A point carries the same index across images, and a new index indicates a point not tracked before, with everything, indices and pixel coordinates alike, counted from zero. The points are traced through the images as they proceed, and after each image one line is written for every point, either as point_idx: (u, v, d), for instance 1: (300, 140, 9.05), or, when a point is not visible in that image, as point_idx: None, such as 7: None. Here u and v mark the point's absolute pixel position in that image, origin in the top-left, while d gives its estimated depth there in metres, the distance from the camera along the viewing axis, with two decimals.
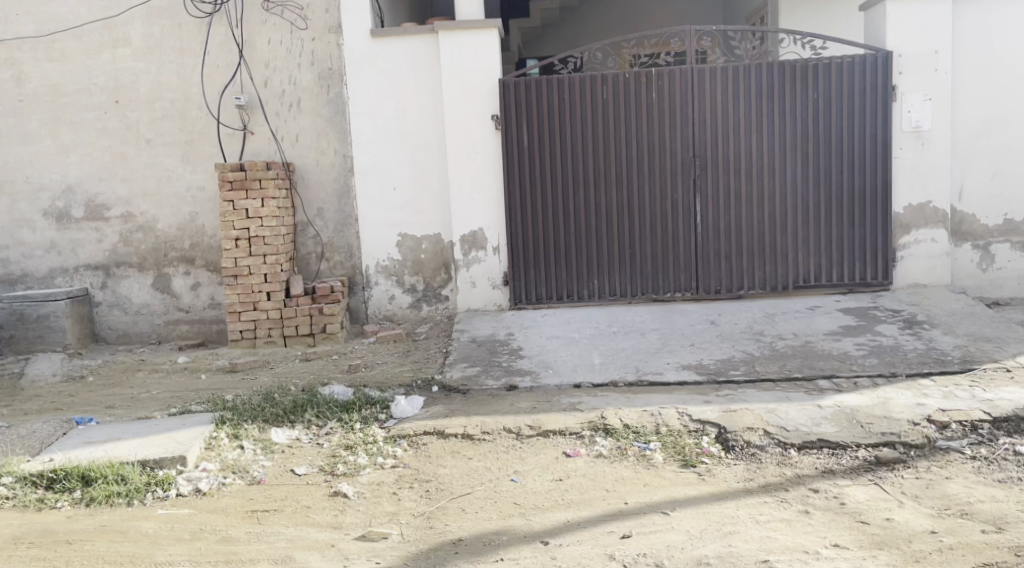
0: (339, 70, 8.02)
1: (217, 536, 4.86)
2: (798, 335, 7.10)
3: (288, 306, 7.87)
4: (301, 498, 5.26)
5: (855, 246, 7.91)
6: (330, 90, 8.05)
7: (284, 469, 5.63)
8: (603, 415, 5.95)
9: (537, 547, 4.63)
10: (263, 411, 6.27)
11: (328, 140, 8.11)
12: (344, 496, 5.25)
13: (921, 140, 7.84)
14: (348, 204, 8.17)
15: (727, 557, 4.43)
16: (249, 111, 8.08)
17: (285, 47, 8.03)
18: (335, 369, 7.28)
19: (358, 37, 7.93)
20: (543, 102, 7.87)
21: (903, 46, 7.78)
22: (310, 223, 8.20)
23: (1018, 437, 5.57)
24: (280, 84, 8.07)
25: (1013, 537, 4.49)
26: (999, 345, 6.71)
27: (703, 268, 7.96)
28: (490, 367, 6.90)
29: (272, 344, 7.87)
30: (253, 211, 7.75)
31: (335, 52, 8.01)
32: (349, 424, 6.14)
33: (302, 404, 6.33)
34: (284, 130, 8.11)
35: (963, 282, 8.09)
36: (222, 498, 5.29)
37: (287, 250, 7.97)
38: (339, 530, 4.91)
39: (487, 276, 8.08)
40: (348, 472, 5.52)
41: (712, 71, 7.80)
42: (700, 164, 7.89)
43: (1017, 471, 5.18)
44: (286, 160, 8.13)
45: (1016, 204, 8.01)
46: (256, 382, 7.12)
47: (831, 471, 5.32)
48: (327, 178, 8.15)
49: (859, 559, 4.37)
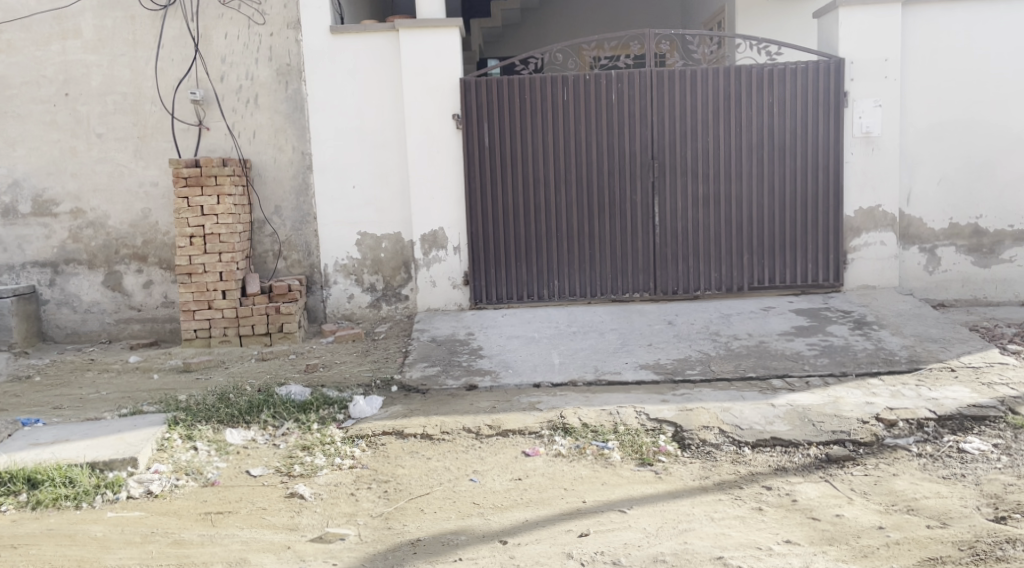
0: (297, 66, 7.97)
1: (170, 539, 4.81)
2: (753, 336, 7.19)
3: (244, 304, 7.80)
4: (256, 500, 5.23)
5: (809, 248, 8.04)
6: (289, 86, 7.98)
7: (239, 470, 5.60)
8: (562, 414, 5.99)
9: (494, 546, 4.65)
10: (217, 411, 6.22)
11: (286, 137, 8.04)
12: (301, 497, 5.23)
13: (871, 145, 7.97)
14: (306, 202, 8.11)
15: (682, 555, 4.47)
16: (205, 106, 8.00)
17: (242, 43, 7.96)
18: (291, 369, 7.22)
19: (318, 33, 7.89)
20: (503, 102, 7.90)
21: (855, 53, 7.92)
22: (267, 221, 8.13)
23: (962, 434, 5.69)
24: (237, 80, 7.99)
25: (959, 532, 4.59)
26: (944, 346, 6.85)
27: (661, 268, 8.04)
28: (450, 367, 6.90)
29: (226, 343, 7.79)
30: (209, 208, 7.67)
31: (294, 47, 7.95)
32: (306, 424, 6.11)
33: (258, 404, 6.29)
34: (241, 126, 8.04)
35: (911, 284, 8.20)
36: (174, 500, 5.24)
37: (244, 249, 7.90)
38: (294, 531, 4.89)
39: (448, 276, 8.09)
40: (305, 472, 5.50)
41: (671, 73, 7.88)
42: (659, 166, 7.96)
43: (961, 467, 5.29)
44: (243, 156, 8.06)
45: (962, 209, 8.10)
46: (210, 381, 7.06)
47: (783, 468, 5.39)
48: (285, 176, 8.09)
49: (810, 555, 4.45)
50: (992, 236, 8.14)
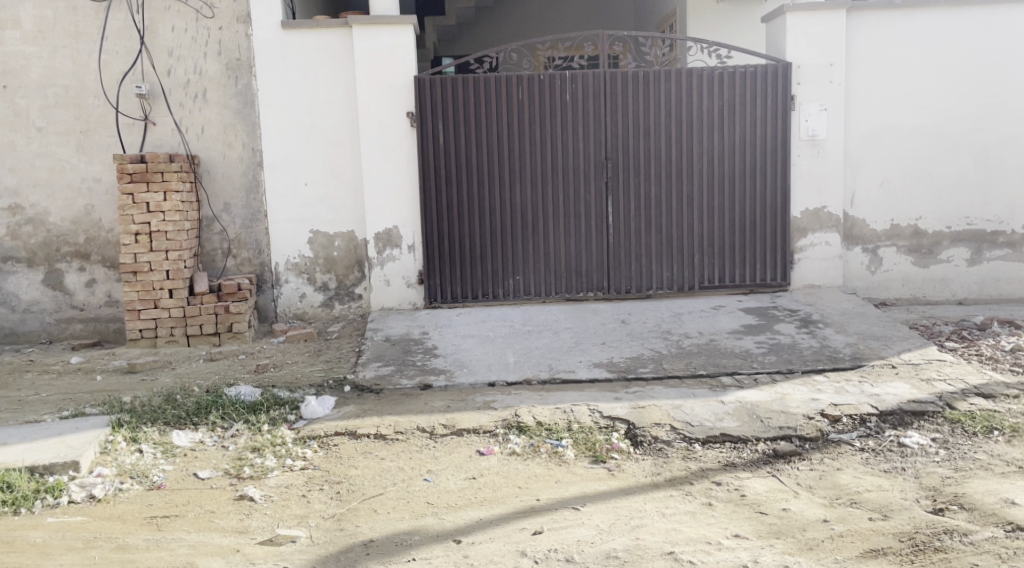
0: (247, 61, 7.89)
1: (113, 544, 4.76)
2: (703, 334, 7.27)
3: (192, 304, 7.70)
4: (204, 503, 5.18)
5: (758, 248, 8.16)
6: (238, 81, 7.90)
7: (186, 472, 5.53)
8: (517, 413, 6.02)
9: (449, 545, 4.66)
10: (164, 412, 6.14)
11: (235, 132, 7.96)
12: (250, 500, 5.18)
13: (817, 148, 8.12)
14: (256, 199, 8.04)
15: (634, 551, 4.52)
16: (151, 100, 7.89)
17: (190, 36, 7.86)
18: (241, 369, 7.15)
19: (269, 28, 7.83)
20: (457, 102, 7.90)
21: (801, 57, 8.05)
22: (216, 218, 8.04)
23: (902, 429, 5.81)
24: (184, 74, 7.89)
25: (899, 524, 4.69)
26: (885, 343, 6.99)
27: (615, 268, 8.11)
28: (404, 367, 6.89)
29: (173, 343, 7.68)
30: (156, 205, 7.56)
31: (243, 42, 7.87)
32: (256, 425, 6.05)
33: (207, 406, 6.22)
34: (189, 122, 7.94)
35: (854, 283, 8.36)
36: (118, 504, 5.17)
37: (191, 247, 7.80)
38: (244, 534, 4.85)
39: (402, 275, 8.07)
40: (256, 475, 5.46)
41: (624, 74, 7.94)
42: (612, 166, 8.02)
43: (902, 461, 5.40)
44: (191, 152, 7.95)
45: (903, 210, 8.27)
46: (157, 382, 6.97)
47: (732, 464, 5.46)
48: (234, 172, 8.01)
49: (757, 548, 4.52)
50: (931, 237, 8.32)
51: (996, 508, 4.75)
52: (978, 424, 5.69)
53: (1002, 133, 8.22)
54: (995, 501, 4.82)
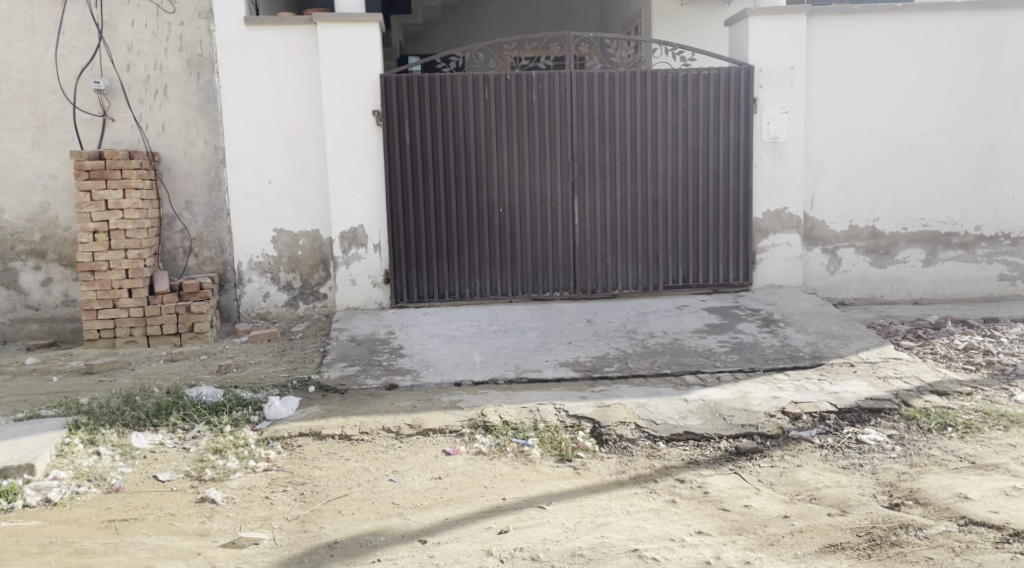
0: (210, 57, 7.82)
1: (69, 549, 4.70)
2: (667, 333, 7.33)
3: (152, 304, 7.61)
4: (164, 505, 5.13)
5: (722, 249, 8.24)
6: (200, 77, 7.83)
7: (146, 475, 5.47)
8: (483, 412, 6.04)
9: (414, 545, 4.66)
10: (123, 414, 6.07)
11: (197, 129, 7.89)
12: (212, 502, 5.14)
13: (779, 150, 8.21)
14: (218, 198, 7.97)
15: (599, 548, 4.55)
16: (109, 96, 7.79)
17: (151, 31, 7.77)
18: (202, 369, 7.09)
19: (233, 24, 7.78)
20: (422, 102, 7.89)
21: (763, 61, 8.14)
22: (177, 217, 7.95)
23: (860, 426, 5.89)
24: (145, 69, 7.80)
25: (857, 519, 4.77)
26: (844, 342, 7.09)
27: (580, 268, 8.14)
28: (369, 366, 6.87)
29: (132, 343, 7.59)
30: (115, 203, 7.47)
31: (206, 38, 7.80)
32: (217, 427, 6.00)
33: (167, 408, 6.17)
34: (149, 118, 7.85)
35: (815, 284, 8.46)
36: (75, 508, 5.11)
37: (151, 246, 7.71)
38: (205, 537, 4.81)
39: (368, 274, 8.04)
40: (217, 477, 5.42)
41: (590, 76, 7.97)
42: (578, 167, 8.05)
43: (860, 457, 5.48)
44: (151, 149, 7.86)
45: (861, 212, 8.38)
46: (116, 383, 6.88)
47: (696, 461, 5.51)
48: (196, 169, 7.93)
49: (720, 544, 4.57)
50: (887, 238, 8.44)
51: (950, 502, 4.84)
52: (933, 421, 5.79)
53: (956, 137, 8.36)
54: (949, 496, 4.90)
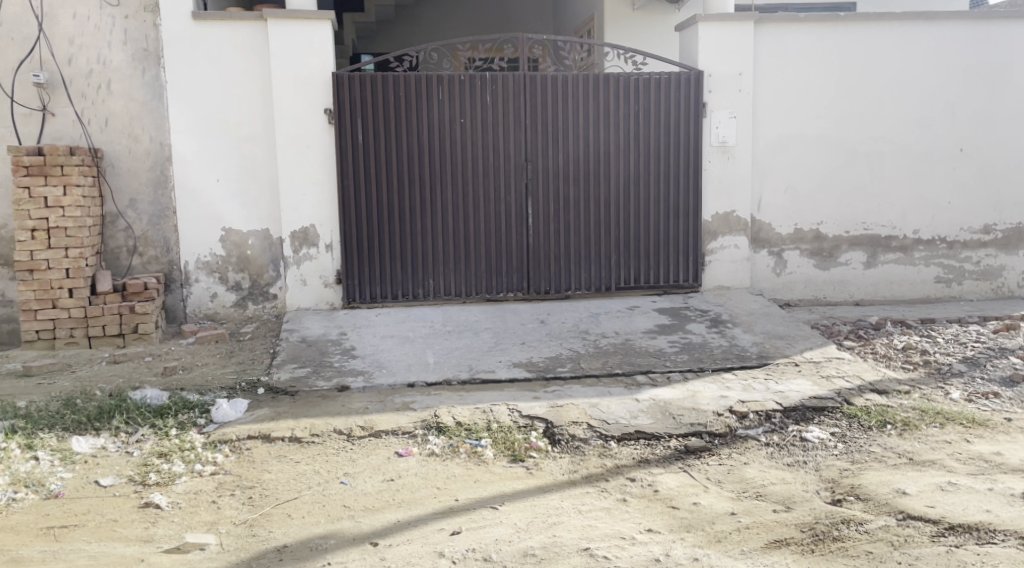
0: (155, 52, 7.71)
1: (6, 557, 4.62)
2: (619, 334, 7.38)
3: (94, 304, 7.48)
4: (106, 511, 5.05)
5: (672, 251, 8.32)
6: (145, 72, 7.72)
7: (87, 480, 5.38)
8: (436, 413, 6.04)
9: (365, 548, 4.65)
10: (64, 417, 5.97)
11: (142, 125, 7.77)
12: (156, 507, 5.07)
13: (727, 154, 8.31)
14: (164, 195, 7.86)
15: (551, 548, 4.58)
16: (50, 90, 7.62)
17: (93, 24, 7.64)
18: (146, 371, 6.99)
19: (180, 19, 7.69)
20: (374, 102, 7.86)
21: (713, 66, 8.24)
22: (121, 215, 7.84)
23: (804, 424, 5.99)
24: (87, 63, 7.66)
25: (801, 515, 4.85)
26: (790, 342, 7.20)
27: (532, 269, 8.17)
28: (320, 368, 6.84)
29: (73, 344, 7.46)
30: (54, 200, 7.30)
31: (151, 32, 7.69)
32: (162, 430, 5.91)
33: (110, 410, 6.05)
34: (91, 113, 7.71)
35: (762, 285, 8.59)
36: (12, 515, 5.01)
37: (93, 244, 7.57)
38: (148, 543, 4.75)
39: (319, 274, 8.00)
40: (162, 481, 5.34)
41: (544, 78, 8.01)
42: (531, 168, 8.08)
43: (804, 454, 5.58)
44: (94, 146, 7.72)
45: (806, 215, 8.53)
46: (55, 386, 6.76)
47: (647, 460, 5.56)
48: (141, 166, 7.81)
49: (669, 542, 4.62)
50: (831, 241, 8.58)
51: (889, 498, 4.94)
52: (873, 419, 5.92)
53: (898, 144, 8.54)
54: (888, 491, 5.01)
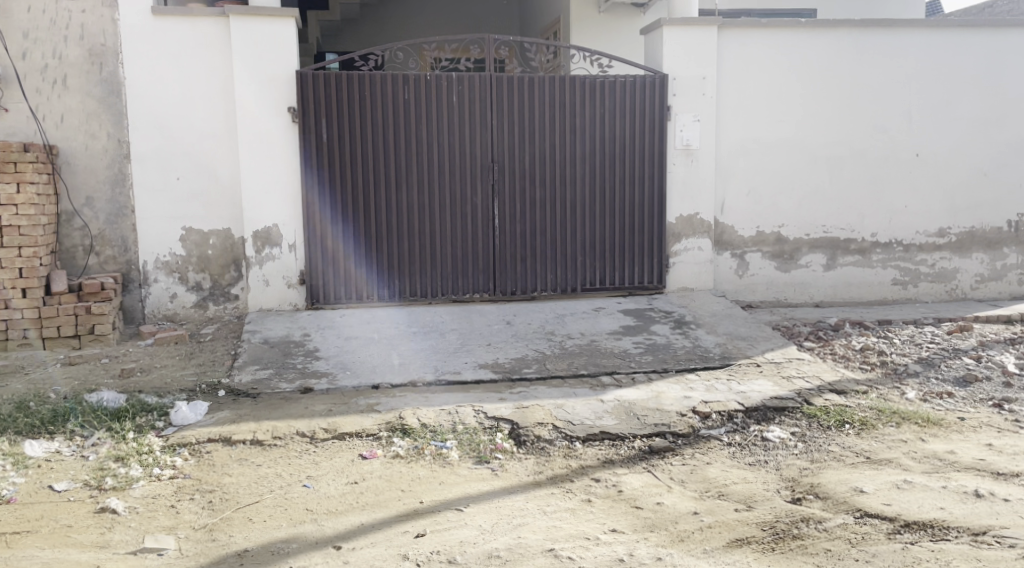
0: (113, 47, 7.61)
1: None
2: (584, 335, 7.41)
3: (49, 304, 7.34)
4: (60, 517, 4.98)
5: (636, 252, 8.37)
6: (103, 68, 7.61)
7: (41, 485, 5.30)
8: (401, 415, 6.02)
9: (328, 552, 4.63)
10: (17, 421, 5.88)
11: (99, 122, 7.65)
12: (112, 512, 5.01)
13: (691, 157, 8.38)
14: (121, 194, 7.75)
15: (515, 549, 4.58)
16: (3, 85, 7.46)
17: (49, 18, 7.51)
18: (103, 373, 6.88)
19: (140, 14, 7.61)
20: (338, 103, 7.83)
21: (676, 70, 8.30)
22: (77, 213, 7.70)
23: (765, 424, 6.05)
24: (42, 58, 7.52)
25: (761, 514, 4.90)
26: (751, 343, 7.27)
27: (497, 270, 8.17)
28: (283, 369, 6.79)
29: (27, 346, 7.31)
30: (8, 197, 7.15)
31: (109, 27, 7.59)
32: (119, 433, 5.83)
33: (65, 414, 5.98)
34: (46, 109, 7.56)
35: (724, 287, 8.66)
36: None
37: (47, 243, 7.44)
38: (104, 549, 4.70)
39: (282, 275, 7.94)
40: (118, 486, 5.27)
41: (510, 79, 8.02)
42: (496, 170, 8.09)
43: (765, 454, 5.63)
44: (49, 142, 7.57)
45: (768, 218, 8.62)
46: (8, 388, 6.63)
47: (611, 460, 5.59)
48: (98, 164, 7.69)
49: (633, 542, 4.64)
50: (791, 243, 8.68)
51: (847, 496, 5.01)
52: (831, 418, 5.99)
53: (857, 149, 8.65)
54: (846, 490, 5.08)
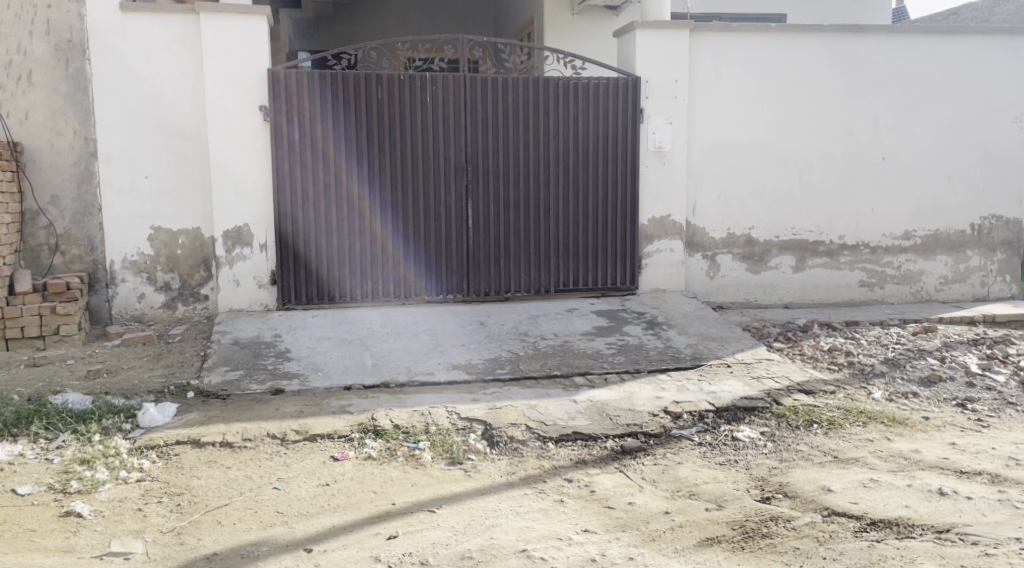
0: (80, 43, 7.54)
1: None
2: (557, 336, 7.43)
3: (13, 304, 7.25)
4: (24, 521, 4.92)
5: (609, 254, 8.39)
6: (69, 64, 7.55)
7: (4, 489, 5.24)
8: (373, 416, 6.01)
9: (299, 554, 4.61)
10: None
11: (65, 119, 7.58)
12: (77, 516, 4.97)
13: (663, 159, 8.42)
14: (88, 192, 7.68)
15: (487, 550, 4.59)
16: None
17: (14, 13, 7.45)
18: (69, 375, 6.80)
19: (107, 10, 7.54)
20: (310, 103, 7.80)
21: (649, 73, 8.34)
22: (42, 211, 7.63)
23: (736, 424, 6.09)
24: (7, 54, 7.45)
25: (731, 513, 4.93)
26: (722, 343, 7.33)
27: (470, 271, 8.17)
28: (253, 370, 6.76)
29: None
30: None
31: (75, 22, 7.53)
32: (85, 436, 5.78)
33: (29, 416, 5.92)
34: (11, 106, 7.49)
35: (695, 288, 8.70)
36: None
37: (12, 242, 7.35)
38: (70, 553, 4.65)
39: (253, 275, 7.90)
40: (84, 489, 5.22)
41: (484, 80, 8.03)
42: (470, 171, 8.08)
43: (736, 453, 5.67)
44: (13, 139, 7.50)
45: (738, 220, 8.68)
46: None
47: (583, 461, 5.61)
48: (64, 162, 7.62)
49: (605, 542, 4.66)
50: (761, 245, 8.75)
51: (815, 495, 5.06)
52: (800, 418, 6.04)
53: (827, 152, 8.74)
54: (814, 489, 5.13)
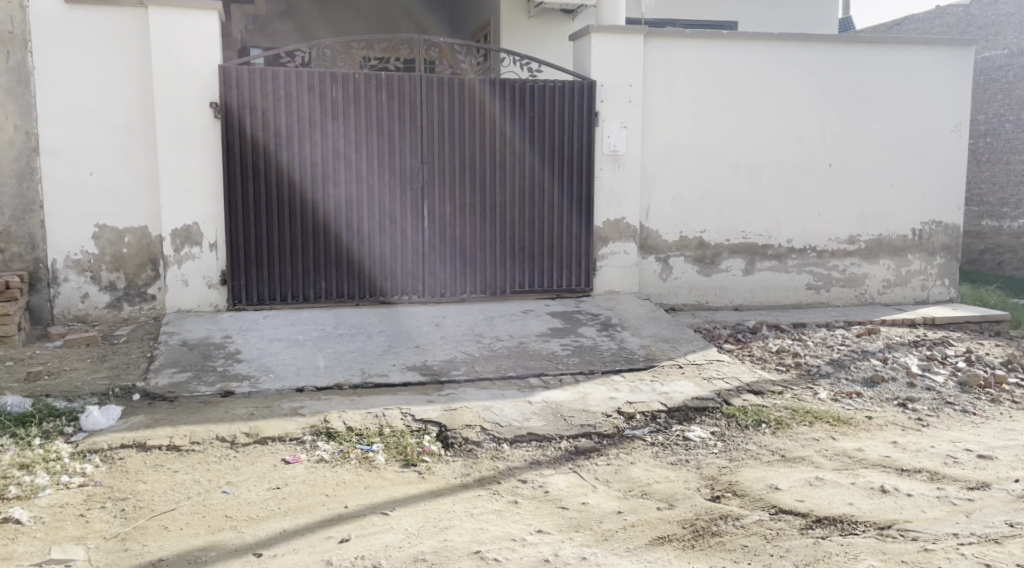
0: (21, 35, 7.39)
1: None
2: (512, 337, 7.45)
3: None
4: None
5: (563, 256, 8.43)
6: (10, 56, 7.39)
7: None
8: (326, 419, 5.98)
9: (248, 559, 4.57)
10: None
11: (6, 113, 7.42)
12: (16, 522, 4.87)
13: (617, 163, 8.48)
14: (30, 188, 7.53)
15: (440, 552, 4.58)
16: None
17: None
18: (9, 378, 6.65)
19: (51, 3, 7.41)
20: (264, 102, 7.73)
21: (604, 77, 8.39)
22: None
23: (687, 423, 6.15)
24: None
25: (682, 512, 4.98)
26: (674, 344, 7.40)
27: (424, 272, 8.16)
28: (203, 372, 6.68)
29: None
30: None
31: (17, 14, 7.38)
32: (24, 440, 5.65)
33: None
34: None
35: (648, 290, 8.77)
36: None
37: None
38: (9, 561, 4.56)
39: (202, 275, 7.79)
40: (24, 494, 5.13)
41: (439, 81, 8.02)
42: (425, 172, 8.07)
43: (687, 453, 5.73)
44: None
45: (691, 223, 8.77)
46: None
47: (537, 462, 5.62)
48: (5, 157, 7.46)
49: (558, 542, 4.68)
50: (712, 248, 8.85)
51: (764, 494, 5.12)
52: (750, 418, 6.12)
53: (778, 158, 8.87)
54: (763, 488, 5.20)
